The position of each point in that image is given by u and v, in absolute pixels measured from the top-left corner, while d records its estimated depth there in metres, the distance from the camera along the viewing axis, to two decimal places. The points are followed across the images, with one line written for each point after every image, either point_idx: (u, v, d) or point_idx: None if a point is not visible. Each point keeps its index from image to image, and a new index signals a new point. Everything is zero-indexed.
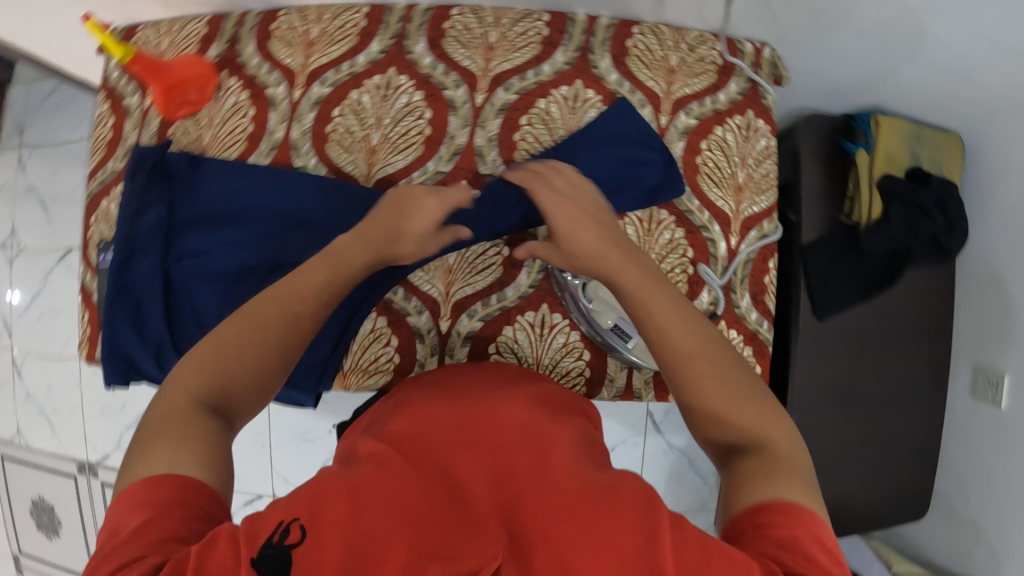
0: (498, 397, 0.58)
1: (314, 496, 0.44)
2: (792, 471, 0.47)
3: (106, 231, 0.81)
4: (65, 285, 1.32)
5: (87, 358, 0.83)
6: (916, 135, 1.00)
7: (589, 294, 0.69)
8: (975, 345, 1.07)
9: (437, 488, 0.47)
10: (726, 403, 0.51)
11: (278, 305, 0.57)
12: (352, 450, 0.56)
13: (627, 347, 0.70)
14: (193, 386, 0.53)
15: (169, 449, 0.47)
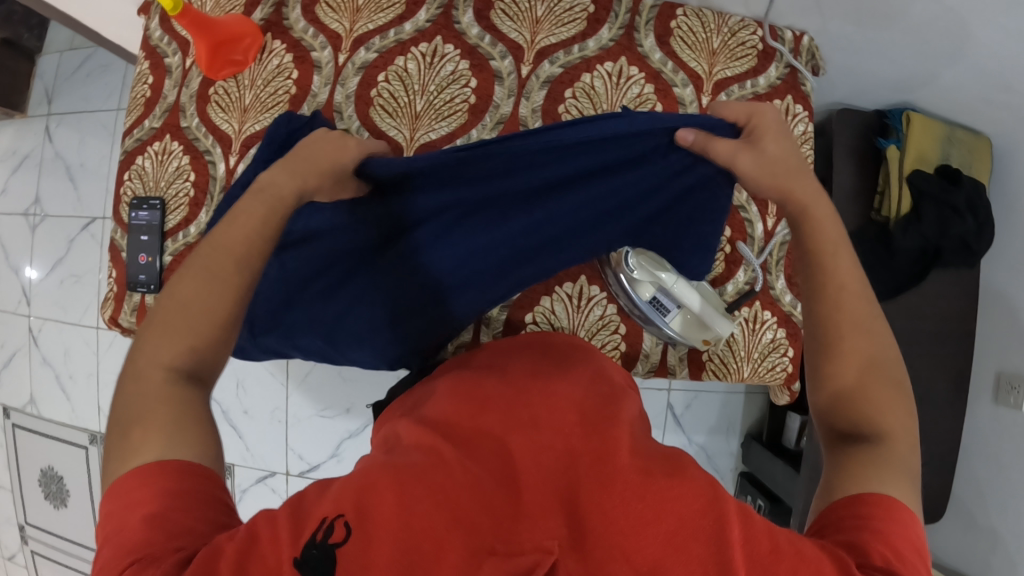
0: (551, 381, 0.56)
1: (359, 485, 0.41)
2: (901, 472, 0.46)
3: (139, 188, 0.82)
4: (85, 253, 1.32)
5: (110, 319, 0.82)
6: (951, 137, 1.00)
7: (632, 262, 0.68)
8: (1000, 348, 1.06)
9: (491, 472, 0.44)
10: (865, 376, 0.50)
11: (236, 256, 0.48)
12: (395, 433, 0.54)
13: (665, 322, 0.69)
14: (168, 351, 0.46)
15: (160, 434, 0.42)
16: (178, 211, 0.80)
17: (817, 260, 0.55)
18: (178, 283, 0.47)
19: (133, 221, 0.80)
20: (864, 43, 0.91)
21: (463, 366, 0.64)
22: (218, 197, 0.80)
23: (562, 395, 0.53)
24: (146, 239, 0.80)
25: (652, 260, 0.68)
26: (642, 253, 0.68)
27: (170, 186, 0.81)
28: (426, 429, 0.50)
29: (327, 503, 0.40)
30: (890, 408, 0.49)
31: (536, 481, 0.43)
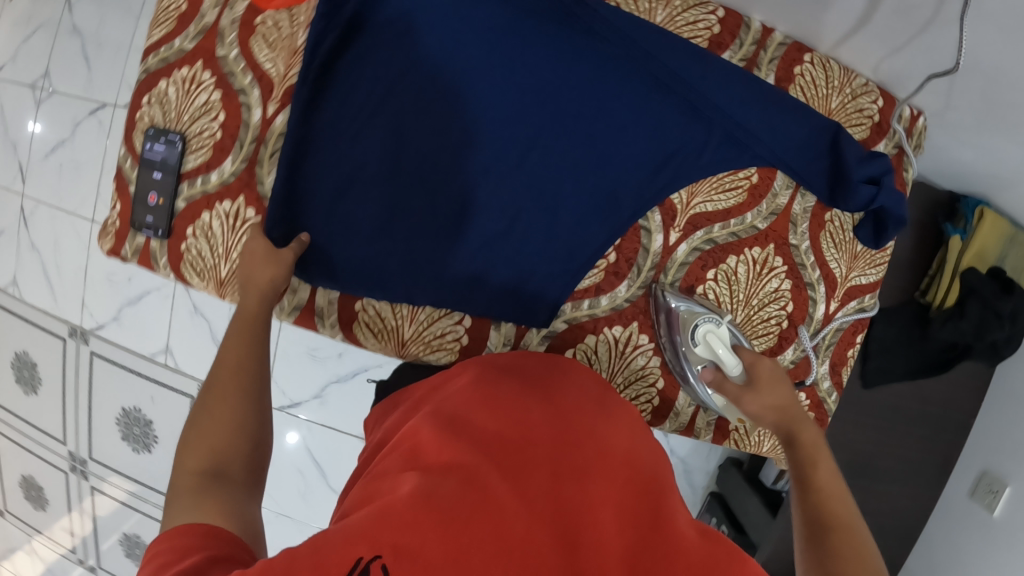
0: (600, 416, 0.57)
1: (403, 521, 0.42)
2: None
3: (159, 116, 0.71)
4: (90, 138, 1.26)
5: (109, 251, 0.75)
6: (1014, 237, 0.93)
7: (698, 338, 0.64)
8: (991, 449, 1.01)
9: (539, 521, 0.46)
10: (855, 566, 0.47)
11: (234, 380, 0.58)
12: (419, 429, 0.53)
13: (706, 391, 0.67)
14: (203, 458, 0.53)
15: (190, 509, 0.48)
16: (198, 153, 0.70)
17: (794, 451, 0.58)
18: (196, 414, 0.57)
19: (148, 153, 0.70)
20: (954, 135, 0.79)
21: (490, 364, 0.64)
22: (248, 146, 0.68)
23: (612, 447, 0.54)
24: (158, 176, 0.70)
25: (716, 340, 0.63)
26: (711, 329, 0.64)
27: (194, 122, 0.70)
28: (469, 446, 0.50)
29: (360, 537, 0.40)
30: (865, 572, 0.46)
31: (589, 545, 0.45)
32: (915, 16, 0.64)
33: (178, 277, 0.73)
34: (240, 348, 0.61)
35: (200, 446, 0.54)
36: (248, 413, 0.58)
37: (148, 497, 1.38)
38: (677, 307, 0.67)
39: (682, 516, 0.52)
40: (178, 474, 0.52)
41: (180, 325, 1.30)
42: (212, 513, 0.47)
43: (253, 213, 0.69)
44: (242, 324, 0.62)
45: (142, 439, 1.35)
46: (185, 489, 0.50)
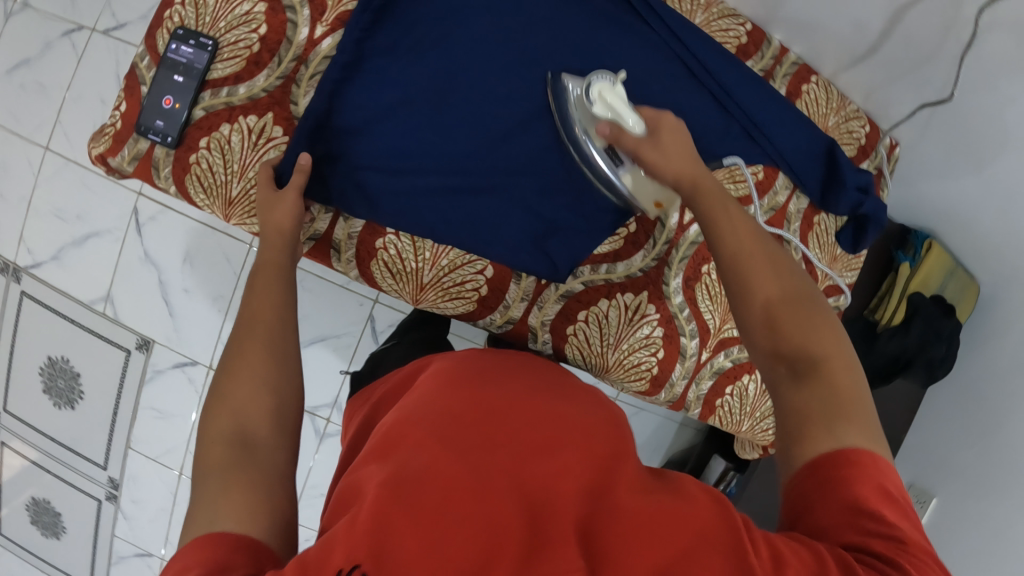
0: (561, 395, 0.54)
1: (372, 524, 0.40)
2: (842, 387, 0.48)
3: (190, 19, 0.74)
4: (60, 61, 1.17)
5: (100, 156, 0.76)
6: (953, 271, 1.02)
7: (593, 96, 0.64)
8: (918, 463, 1.09)
9: (506, 501, 0.44)
10: (789, 311, 0.52)
11: (265, 347, 0.57)
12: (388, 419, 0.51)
13: (617, 172, 0.67)
14: (225, 426, 0.51)
15: (228, 492, 0.46)
16: (229, 62, 0.73)
17: (706, 219, 0.58)
18: (219, 380, 0.54)
19: (173, 54, 0.73)
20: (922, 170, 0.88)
21: (462, 343, 0.62)
22: (287, 64, 0.72)
23: (573, 415, 0.51)
24: (179, 80, 0.72)
25: (610, 96, 0.63)
26: (606, 87, 0.64)
27: (229, 30, 0.73)
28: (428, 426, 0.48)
29: (336, 548, 0.40)
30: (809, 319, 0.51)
31: (557, 514, 0.44)
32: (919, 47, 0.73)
33: (179, 190, 0.75)
34: (263, 312, 0.60)
35: (223, 412, 0.52)
36: (276, 379, 0.55)
37: (62, 457, 1.26)
38: (574, 89, 0.66)
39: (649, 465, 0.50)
40: (204, 445, 0.50)
41: (127, 270, 1.21)
42: (237, 507, 0.45)
43: (279, 131, 0.73)
44: (263, 293, 0.61)
45: (65, 393, 1.24)
46: (213, 464, 0.48)
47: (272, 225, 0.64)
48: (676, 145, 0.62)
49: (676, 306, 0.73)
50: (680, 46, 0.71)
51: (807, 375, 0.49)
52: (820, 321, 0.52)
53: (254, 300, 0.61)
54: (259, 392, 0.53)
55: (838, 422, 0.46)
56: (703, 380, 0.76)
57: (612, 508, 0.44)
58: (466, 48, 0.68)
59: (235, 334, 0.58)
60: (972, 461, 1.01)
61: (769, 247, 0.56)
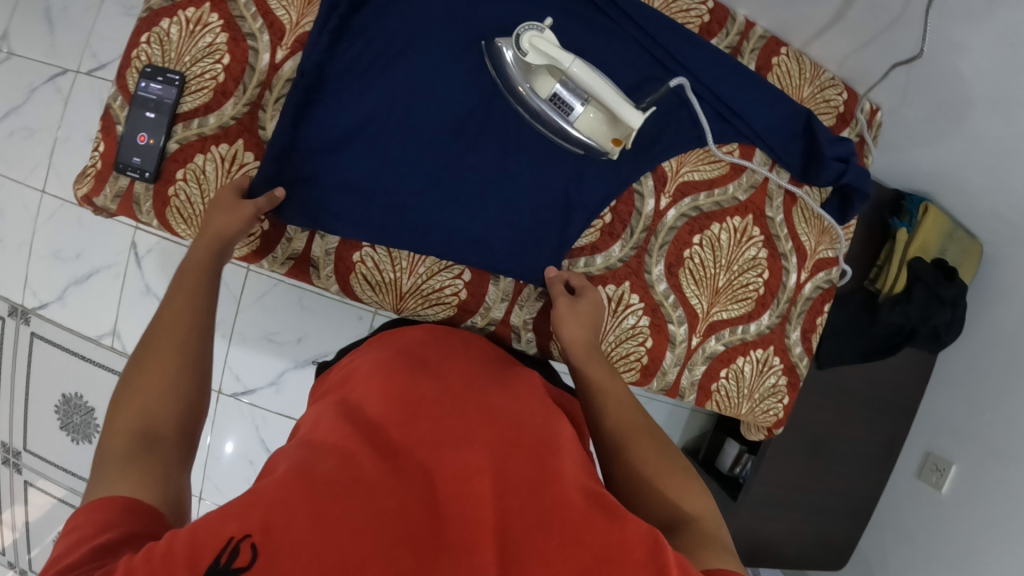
0: (492, 392, 0.57)
1: (277, 495, 0.40)
2: (719, 546, 0.47)
3: (157, 55, 0.75)
4: (48, 105, 1.20)
5: (86, 196, 0.78)
6: (952, 234, 1.00)
7: (525, 44, 0.63)
8: (935, 431, 1.07)
9: (417, 492, 0.45)
10: (658, 473, 0.54)
11: (175, 341, 0.57)
12: (316, 421, 0.52)
13: (570, 120, 0.66)
14: (130, 422, 0.51)
15: (124, 479, 0.45)
16: (197, 94, 0.74)
17: (597, 400, 0.61)
18: (126, 376, 0.55)
19: (143, 91, 0.74)
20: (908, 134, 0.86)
21: (397, 344, 0.64)
22: (252, 90, 0.74)
23: (501, 411, 0.54)
24: (151, 116, 0.74)
25: (542, 42, 0.62)
26: (535, 35, 0.63)
27: (195, 64, 0.75)
28: (351, 428, 0.49)
29: (232, 517, 0.39)
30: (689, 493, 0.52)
31: (470, 501, 0.45)
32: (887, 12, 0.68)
33: (161, 224, 0.77)
34: (183, 312, 0.60)
35: (133, 402, 0.52)
36: (186, 374, 0.56)
37: (84, 491, 1.29)
38: (512, 57, 0.65)
39: (577, 473, 0.50)
40: (107, 432, 0.50)
41: (130, 303, 1.23)
42: (132, 491, 0.45)
43: (252, 157, 0.74)
44: (185, 294, 0.61)
45: (82, 428, 1.27)
46: (115, 450, 0.48)
47: (211, 228, 0.64)
48: (586, 316, 0.66)
49: (661, 293, 0.73)
50: (641, 31, 0.70)
51: (680, 529, 0.49)
52: (688, 484, 0.53)
53: (174, 302, 0.61)
54: (166, 385, 0.54)
55: (714, 556, 0.45)
56: (695, 366, 0.76)
57: (522, 520, 0.44)
58: (425, 56, 0.69)
59: (150, 331, 0.58)
60: (988, 425, 0.98)
61: (649, 424, 0.59)
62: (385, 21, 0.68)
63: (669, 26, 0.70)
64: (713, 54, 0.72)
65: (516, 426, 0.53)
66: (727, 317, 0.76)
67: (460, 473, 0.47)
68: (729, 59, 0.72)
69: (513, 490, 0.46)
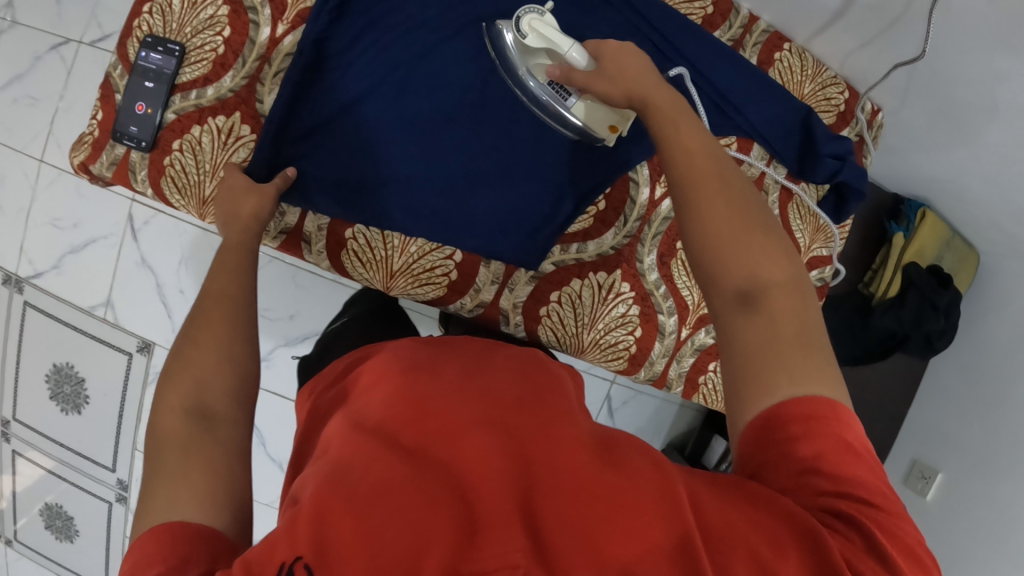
0: (490, 359, 0.53)
1: (307, 519, 0.39)
2: (799, 337, 0.45)
3: (157, 26, 0.76)
4: (49, 75, 1.20)
5: (80, 165, 0.78)
6: (950, 242, 0.99)
7: (526, 27, 0.63)
8: (921, 438, 1.06)
9: (438, 479, 0.42)
10: (736, 240, 0.48)
11: (223, 319, 0.58)
12: (326, 433, 0.50)
13: (566, 106, 0.66)
14: (184, 405, 0.52)
15: (188, 477, 0.47)
16: (197, 66, 0.74)
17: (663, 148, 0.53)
18: (178, 354, 0.55)
19: (143, 61, 0.75)
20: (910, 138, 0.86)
21: (399, 341, 0.61)
22: (251, 63, 0.73)
23: (501, 377, 0.50)
24: (150, 86, 0.74)
25: (542, 26, 0.62)
26: (535, 18, 0.63)
27: (195, 35, 0.75)
28: (359, 429, 0.47)
29: (277, 550, 0.39)
30: (768, 262, 0.48)
31: (489, 480, 0.42)
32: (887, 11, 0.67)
33: (157, 194, 0.77)
34: (228, 291, 0.60)
35: (184, 385, 0.53)
36: (235, 354, 0.56)
37: (71, 461, 1.29)
38: (513, 40, 0.65)
39: (591, 429, 0.47)
40: (161, 416, 0.51)
41: (127, 276, 1.24)
42: (203, 489, 0.47)
43: (248, 130, 0.73)
44: (230, 274, 0.62)
45: (72, 399, 1.27)
46: (175, 439, 0.50)
47: (231, 210, 0.65)
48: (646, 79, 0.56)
49: (651, 283, 0.72)
50: (640, 23, 0.70)
51: (759, 297, 0.46)
52: (771, 256, 0.48)
53: (218, 282, 0.61)
54: (217, 369, 0.54)
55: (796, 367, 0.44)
56: (683, 357, 0.76)
57: (550, 477, 0.42)
58: (424, 38, 0.69)
59: (198, 313, 0.58)
60: (977, 435, 0.96)
61: (727, 174, 0.51)
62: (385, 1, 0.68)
63: (670, 17, 0.70)
64: (715, 48, 0.71)
65: (523, 391, 0.49)
66: None
67: (477, 447, 0.44)
68: (731, 54, 0.72)
69: (535, 450, 0.44)
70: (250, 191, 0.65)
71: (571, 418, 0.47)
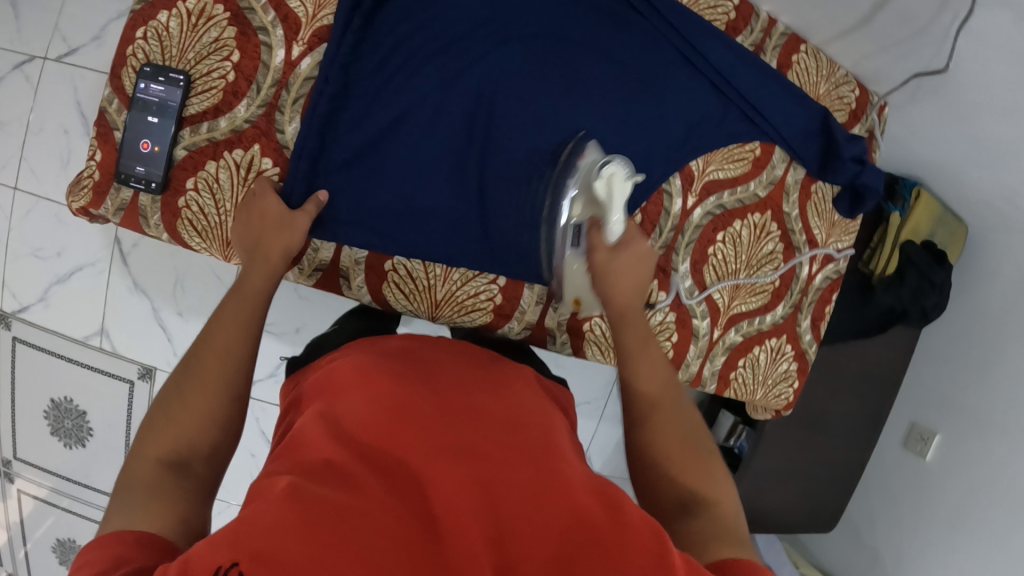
0: (483, 398, 0.55)
1: (270, 523, 0.39)
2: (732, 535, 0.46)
3: (155, 52, 0.70)
4: (16, 96, 1.14)
5: (82, 209, 0.73)
6: (941, 217, 1.02)
7: (606, 171, 0.61)
8: (918, 402, 1.13)
9: (410, 512, 0.42)
10: (682, 459, 0.53)
11: (218, 366, 0.55)
12: (301, 430, 0.50)
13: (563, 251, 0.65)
14: (162, 453, 0.50)
15: (150, 514, 0.45)
16: (206, 95, 0.70)
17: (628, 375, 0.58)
18: (164, 396, 0.54)
19: (143, 94, 0.70)
20: (918, 120, 0.92)
21: (377, 350, 0.61)
22: (267, 90, 0.69)
23: (490, 418, 0.52)
24: (154, 121, 0.69)
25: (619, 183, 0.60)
26: (616, 175, 0.61)
27: (201, 61, 0.69)
28: (340, 447, 0.48)
29: (221, 547, 0.37)
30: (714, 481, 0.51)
31: (458, 516, 0.42)
32: (913, 22, 0.77)
33: (172, 237, 0.73)
34: (232, 344, 0.57)
35: (166, 436, 0.51)
36: (227, 411, 0.54)
37: (80, 494, 1.26)
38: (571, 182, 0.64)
39: (579, 478, 0.48)
40: (137, 462, 0.49)
41: (117, 302, 1.18)
42: (153, 523, 0.44)
43: (269, 163, 0.70)
44: (233, 326, 0.57)
45: (74, 432, 1.23)
46: (141, 483, 0.47)
47: (270, 248, 0.62)
48: (626, 285, 0.60)
49: (685, 290, 0.76)
50: (664, 33, 0.72)
51: (694, 510, 0.49)
52: (714, 472, 0.52)
53: (222, 332, 0.57)
54: (202, 421, 0.52)
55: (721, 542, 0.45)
56: (716, 356, 0.79)
57: (524, 523, 0.43)
58: (446, 59, 0.68)
59: (193, 358, 0.56)
60: (974, 400, 1.03)
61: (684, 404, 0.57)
62: (405, 22, 0.67)
63: (693, 25, 0.71)
64: (736, 52, 0.73)
65: (509, 434, 0.50)
66: (746, 309, 0.79)
67: (456, 481, 0.44)
68: (752, 59, 0.73)
69: (510, 496, 0.44)
70: (281, 226, 0.63)
71: (558, 465, 0.48)
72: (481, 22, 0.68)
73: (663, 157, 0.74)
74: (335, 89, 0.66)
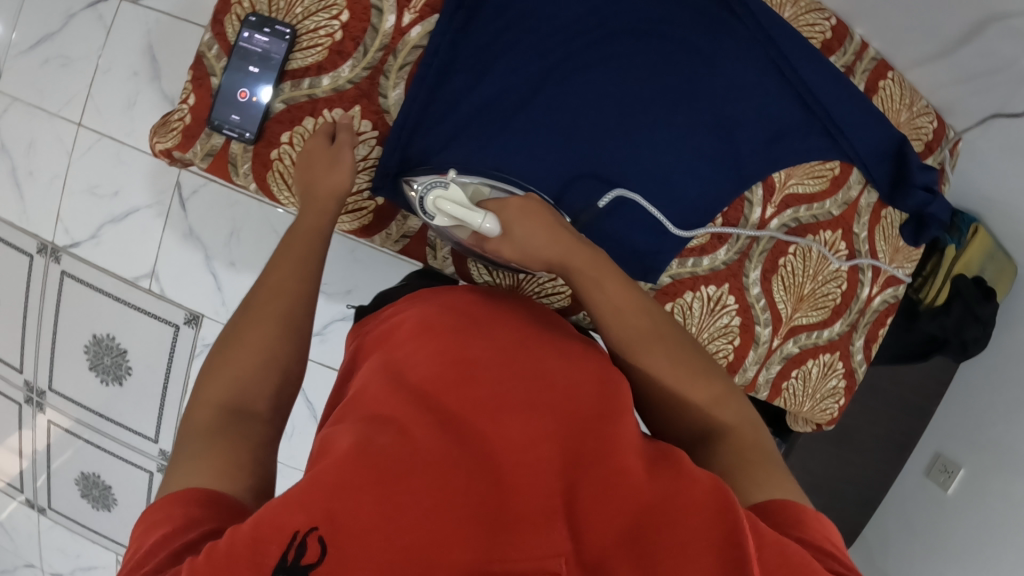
0: (544, 346, 0.52)
1: (340, 481, 0.38)
2: (760, 462, 0.50)
3: (263, 5, 0.71)
4: (87, 33, 1.15)
5: (167, 151, 0.74)
6: (993, 254, 1.03)
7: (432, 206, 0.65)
8: (945, 434, 1.14)
9: (477, 468, 0.42)
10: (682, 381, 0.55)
11: (274, 313, 0.56)
12: (364, 387, 0.49)
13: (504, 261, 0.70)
14: (220, 398, 0.51)
15: (216, 459, 0.45)
16: (310, 52, 0.71)
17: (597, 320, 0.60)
18: (219, 345, 0.55)
19: (246, 43, 0.70)
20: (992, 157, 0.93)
21: (445, 301, 0.57)
22: (374, 53, 0.70)
23: (550, 368, 0.50)
24: (254, 71, 0.70)
25: (446, 206, 0.64)
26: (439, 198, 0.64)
27: (309, 18, 0.70)
28: (402, 398, 0.46)
29: (294, 506, 0.37)
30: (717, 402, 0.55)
31: (530, 479, 0.42)
32: (997, 58, 0.79)
33: (260, 187, 0.74)
34: (285, 285, 0.59)
35: (223, 381, 0.52)
36: (282, 359, 0.55)
37: (108, 431, 1.28)
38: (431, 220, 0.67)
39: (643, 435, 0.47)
40: (195, 407, 0.50)
41: (172, 245, 1.19)
42: (218, 465, 0.45)
43: (368, 125, 0.71)
44: (287, 268, 0.60)
45: (112, 370, 1.25)
46: (205, 426, 0.48)
47: (325, 190, 0.67)
48: (542, 230, 0.62)
49: (753, 296, 0.78)
50: (761, 41, 0.73)
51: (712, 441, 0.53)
52: (713, 388, 0.56)
53: (276, 275, 0.60)
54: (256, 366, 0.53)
55: (749, 481, 0.49)
56: (772, 364, 0.81)
57: (587, 480, 0.43)
58: (548, 47, 0.70)
59: (246, 307, 0.57)
60: (1000, 435, 1.03)
61: (654, 320, 0.59)
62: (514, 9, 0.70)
63: (791, 35, 0.72)
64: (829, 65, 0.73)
65: (573, 389, 0.48)
66: (806, 322, 0.80)
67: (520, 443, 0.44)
68: (844, 78, 0.74)
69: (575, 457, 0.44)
70: (329, 167, 0.67)
71: (619, 418, 0.46)
72: (587, 14, 0.71)
73: (746, 164, 0.75)
74: (440, 64, 0.69)
